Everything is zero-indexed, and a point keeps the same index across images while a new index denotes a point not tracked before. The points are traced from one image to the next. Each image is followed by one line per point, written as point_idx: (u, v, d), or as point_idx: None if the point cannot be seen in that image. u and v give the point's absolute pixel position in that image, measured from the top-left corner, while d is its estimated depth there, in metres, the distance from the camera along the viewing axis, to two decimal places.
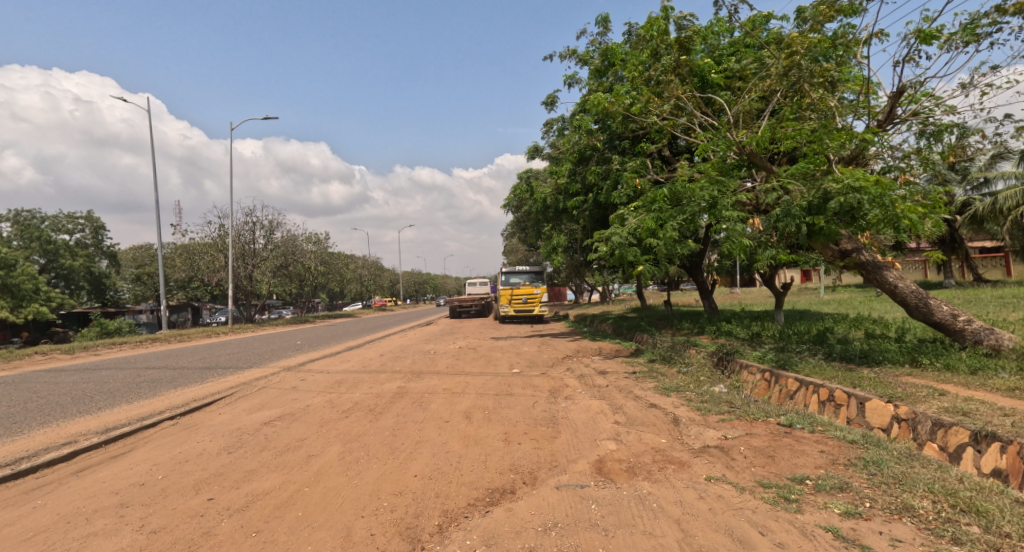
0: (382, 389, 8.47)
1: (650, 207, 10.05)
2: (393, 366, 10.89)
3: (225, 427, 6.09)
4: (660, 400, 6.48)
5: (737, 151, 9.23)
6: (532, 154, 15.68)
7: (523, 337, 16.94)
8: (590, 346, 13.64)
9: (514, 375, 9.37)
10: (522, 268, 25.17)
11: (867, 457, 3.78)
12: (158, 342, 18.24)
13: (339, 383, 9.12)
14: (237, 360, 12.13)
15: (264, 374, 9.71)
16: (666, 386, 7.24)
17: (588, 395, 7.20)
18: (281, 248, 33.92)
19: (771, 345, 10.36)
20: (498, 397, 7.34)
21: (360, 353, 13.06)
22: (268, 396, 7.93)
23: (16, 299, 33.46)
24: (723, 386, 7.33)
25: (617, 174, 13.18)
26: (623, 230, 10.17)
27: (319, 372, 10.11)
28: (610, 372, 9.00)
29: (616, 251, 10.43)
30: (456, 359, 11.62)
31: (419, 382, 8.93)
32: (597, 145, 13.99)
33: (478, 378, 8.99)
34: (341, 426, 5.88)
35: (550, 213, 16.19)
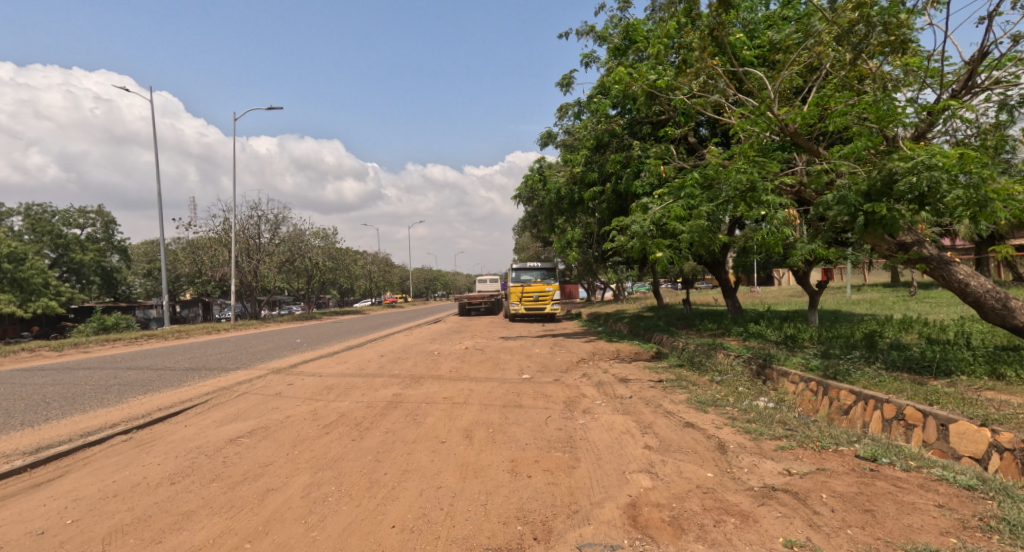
0: (375, 396, 7.55)
1: (677, 194, 9.03)
2: (392, 369, 9.99)
3: (183, 443, 5.21)
4: (697, 417, 5.48)
5: (779, 130, 8.19)
6: (545, 141, 14.69)
7: (535, 337, 16.00)
8: (608, 347, 12.65)
9: (524, 381, 8.42)
10: (533, 265, 24.15)
11: (1008, 518, 2.76)
12: (155, 339, 17.53)
13: (330, 389, 8.23)
14: (227, 360, 11.30)
15: (249, 377, 8.85)
16: (701, 399, 6.23)
17: (609, 409, 6.22)
18: (288, 243, 33.26)
19: (811, 349, 9.28)
20: (505, 409, 6.39)
21: (360, 354, 12.17)
22: (246, 404, 7.05)
23: (25, 294, 33.23)
24: (767, 400, 6.30)
25: (639, 161, 12.21)
26: (647, 220, 9.16)
27: (311, 375, 9.23)
28: (632, 379, 8.01)
29: (638, 244, 9.42)
30: (461, 362, 10.68)
31: (418, 389, 8.00)
32: (616, 131, 13.02)
33: (484, 385, 8.06)
34: (317, 446, 4.96)
35: (564, 205, 15.17)
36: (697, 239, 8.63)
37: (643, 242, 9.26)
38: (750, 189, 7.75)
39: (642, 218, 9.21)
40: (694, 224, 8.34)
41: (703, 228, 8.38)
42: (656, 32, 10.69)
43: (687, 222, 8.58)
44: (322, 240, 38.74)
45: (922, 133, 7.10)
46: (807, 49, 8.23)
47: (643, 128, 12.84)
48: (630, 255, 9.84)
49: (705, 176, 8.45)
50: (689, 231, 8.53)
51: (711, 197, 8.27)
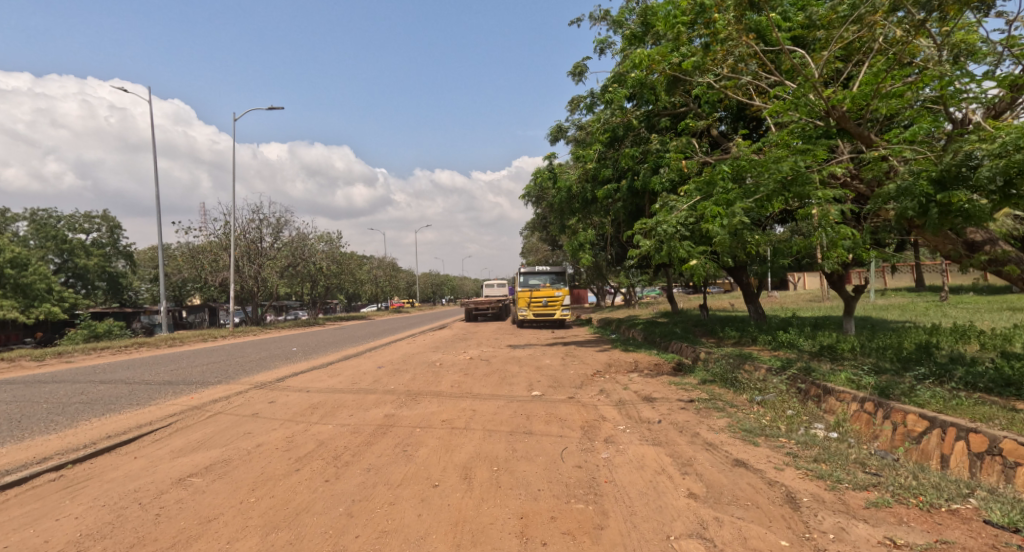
0: (365, 419, 6.59)
1: (706, 189, 8.05)
2: (388, 383, 9.05)
3: (121, 484, 4.27)
4: (747, 453, 4.49)
5: (823, 114, 7.20)
6: (555, 135, 13.74)
7: (544, 345, 15.03)
8: (624, 358, 11.60)
9: (534, 398, 7.47)
10: (541, 270, 23.39)
11: None
12: (145, 347, 16.71)
13: (315, 408, 7.31)
14: (210, 372, 10.38)
15: (227, 393, 7.94)
16: (746, 427, 5.25)
17: (635, 438, 5.24)
18: (290, 247, 32.49)
19: (856, 362, 8.27)
20: (512, 437, 5.44)
21: (355, 366, 11.22)
22: (214, 428, 6.12)
23: (27, 299, 32.62)
24: (824, 427, 5.29)
25: (658, 156, 11.27)
26: (673, 219, 8.21)
27: (297, 392, 8.30)
28: (658, 397, 7.03)
29: (662, 246, 8.43)
30: (463, 376, 9.70)
31: (414, 409, 7.04)
32: (632, 123, 12.10)
33: (488, 405, 7.10)
34: (281, 490, 4.02)
35: (577, 204, 13.98)
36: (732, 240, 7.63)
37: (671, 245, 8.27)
38: (796, 179, 6.80)
39: (669, 217, 8.24)
40: (729, 224, 7.37)
41: (741, 227, 7.35)
42: (678, 12, 9.77)
43: (721, 221, 7.61)
44: (326, 245, 38.04)
45: (999, 112, 6.15)
46: (853, 22, 7.29)
47: (661, 121, 11.94)
48: (653, 259, 8.83)
49: (741, 167, 7.48)
50: (723, 231, 7.54)
51: (747, 192, 7.30)
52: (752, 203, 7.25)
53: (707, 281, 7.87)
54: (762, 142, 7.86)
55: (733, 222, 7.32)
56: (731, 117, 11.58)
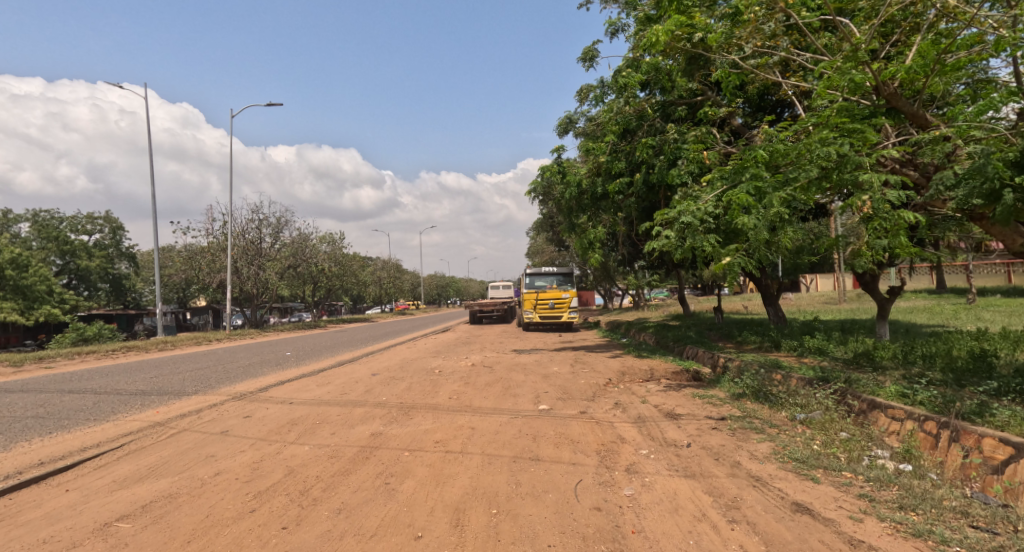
0: (349, 439, 5.77)
1: (736, 177, 7.15)
2: (380, 394, 8.23)
3: (33, 531, 3.46)
4: (806, 493, 3.60)
5: (871, 91, 6.34)
6: (564, 127, 12.91)
7: (551, 350, 14.20)
8: (639, 366, 10.74)
9: (541, 414, 6.63)
10: (548, 271, 22.56)
11: None
12: (135, 351, 16.00)
13: (295, 423, 6.49)
14: (191, 381, 9.58)
15: (200, 406, 7.14)
16: (795, 455, 4.36)
17: (664, 470, 4.39)
18: (291, 247, 31.78)
19: (902, 372, 7.38)
20: (516, 466, 4.59)
21: (348, 374, 10.42)
22: (174, 449, 5.32)
23: (27, 301, 32.08)
24: (887, 454, 4.40)
25: (674, 147, 10.48)
26: (697, 210, 7.29)
27: (278, 405, 7.49)
28: (682, 414, 6.17)
29: (686, 242, 7.53)
30: (464, 385, 8.88)
31: (405, 427, 6.20)
32: (647, 113, 11.28)
33: (490, 422, 6.27)
34: (223, 543, 3.19)
35: (586, 200, 13.12)
36: (766, 232, 6.74)
37: (695, 240, 7.37)
38: (842, 162, 5.92)
39: (692, 207, 7.34)
40: (765, 215, 6.47)
41: (777, 218, 6.46)
42: None
43: (755, 213, 6.71)
44: (328, 246, 37.39)
45: None
46: None
47: (677, 110, 11.16)
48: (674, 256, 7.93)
49: (776, 151, 6.59)
50: (757, 224, 6.63)
51: (785, 180, 6.42)
52: (787, 194, 6.36)
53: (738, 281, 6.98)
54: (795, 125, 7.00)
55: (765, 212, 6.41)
56: (751, 106, 10.91)
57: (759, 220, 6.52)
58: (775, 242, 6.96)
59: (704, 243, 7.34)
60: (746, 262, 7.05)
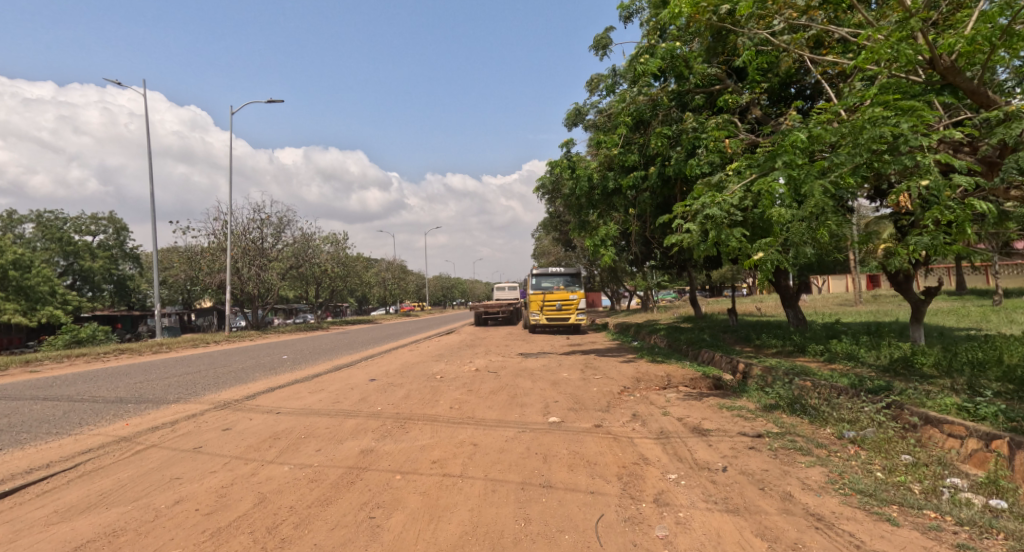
0: (335, 457, 5.11)
1: (768, 164, 6.40)
2: (376, 403, 7.58)
3: None
4: (886, 541, 2.91)
5: (925, 66, 5.62)
6: (574, 119, 12.20)
7: (560, 354, 13.53)
8: (655, 372, 10.03)
9: (552, 428, 5.95)
10: (555, 271, 21.88)
11: None
12: (128, 354, 15.39)
13: (278, 437, 5.84)
14: (175, 387, 8.95)
15: (177, 417, 6.50)
16: (858, 485, 3.64)
17: (700, 502, 3.70)
18: (294, 247, 31.25)
19: (951, 381, 6.65)
20: (525, 496, 3.91)
21: (344, 380, 9.79)
22: (136, 469, 4.69)
23: (30, 302, 31.69)
24: (966, 483, 3.68)
25: (693, 138, 9.82)
26: (723, 202, 6.54)
27: (264, 415, 6.84)
28: (711, 429, 5.49)
29: (711, 237, 6.75)
30: (466, 393, 8.23)
31: (400, 444, 5.54)
32: (662, 102, 10.59)
33: (495, 437, 5.61)
34: None
35: (597, 196, 12.41)
36: (805, 225, 6.01)
37: (721, 235, 6.63)
38: (898, 144, 5.30)
39: (717, 198, 6.60)
40: (806, 207, 5.73)
41: (819, 210, 5.73)
42: None
43: (791, 203, 5.98)
44: (332, 246, 36.87)
45: None
46: None
47: (694, 99, 10.48)
48: (697, 253, 7.18)
49: (814, 135, 5.93)
50: (796, 215, 5.91)
51: (828, 168, 5.71)
52: (831, 180, 5.71)
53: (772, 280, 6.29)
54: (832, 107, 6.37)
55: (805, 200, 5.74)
56: (773, 96, 10.30)
57: (797, 211, 5.85)
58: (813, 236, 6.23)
59: (731, 238, 6.60)
60: (779, 258, 6.36)
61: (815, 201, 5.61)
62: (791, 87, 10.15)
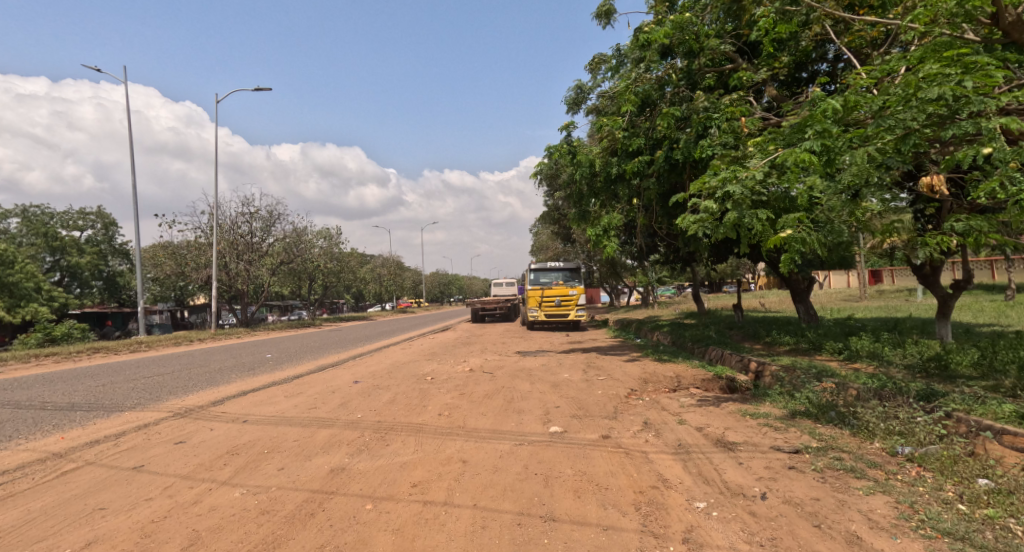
0: (298, 478, 4.35)
1: (798, 136, 5.60)
2: (356, 410, 6.81)
3: None
4: None
5: (982, 23, 4.93)
6: (575, 102, 11.40)
7: (560, 352, 12.81)
8: (662, 372, 9.28)
9: (553, 441, 5.19)
10: (554, 266, 21.15)
11: None
12: (103, 353, 14.55)
13: (237, 451, 5.07)
14: (137, 391, 8.14)
15: (126, 427, 5.71)
16: (941, 525, 2.90)
17: (741, 545, 2.94)
18: (285, 242, 30.40)
19: (1000, 384, 5.93)
20: (521, 535, 3.15)
21: (326, 382, 9.04)
22: (54, 496, 3.91)
23: (14, 299, 30.66)
24: None
25: (704, 117, 9.05)
26: (746, 178, 5.72)
27: (227, 425, 6.07)
28: (738, 442, 4.74)
29: (731, 219, 5.83)
30: (458, 397, 7.47)
31: (378, 461, 4.77)
32: (670, 80, 9.82)
33: (488, 453, 4.85)
34: None
35: (599, 184, 11.54)
36: (846, 201, 5.12)
37: (740, 214, 5.71)
38: (958, 107, 4.61)
39: (740, 173, 5.78)
40: (846, 179, 4.90)
41: (862, 182, 4.90)
42: None
43: (828, 178, 5.17)
44: (324, 241, 36.01)
45: None
46: None
47: (705, 78, 9.75)
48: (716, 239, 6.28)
49: (851, 102, 5.25)
50: (834, 191, 5.05)
51: (872, 136, 4.94)
52: (876, 150, 4.94)
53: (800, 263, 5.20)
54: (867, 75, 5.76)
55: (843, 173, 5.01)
56: (787, 77, 9.66)
57: (834, 186, 5.06)
58: (853, 218, 5.24)
59: (754, 218, 5.66)
60: (808, 237, 5.19)
61: (855, 172, 4.84)
62: (807, 65, 9.51)
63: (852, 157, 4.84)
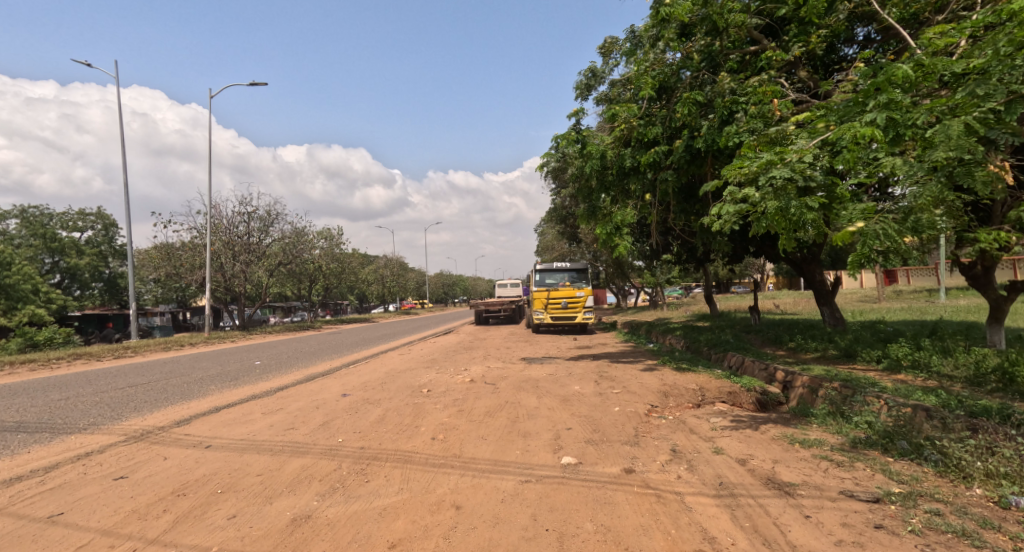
0: (249, 532, 3.49)
1: (856, 109, 4.66)
2: (338, 432, 5.94)
3: None
4: None
5: None
6: (586, 88, 10.52)
7: (568, 359, 11.93)
8: (683, 384, 8.37)
9: (568, 478, 4.29)
10: (560, 266, 20.32)
11: None
12: (83, 360, 13.71)
13: (187, 489, 4.21)
14: (98, 407, 7.27)
15: (63, 458, 4.86)
16: None
17: None
18: (283, 243, 29.60)
19: None
20: None
21: (312, 395, 8.17)
22: None
23: (11, 301, 29.29)
24: None
25: (729, 100, 8.12)
26: (794, 159, 4.71)
27: (184, 452, 5.20)
28: (797, 483, 3.84)
29: (776, 213, 4.74)
30: (456, 415, 6.61)
31: (351, 506, 3.90)
32: (692, 60, 8.89)
33: (488, 497, 3.97)
34: None
35: (611, 177, 10.56)
36: (937, 184, 4.02)
37: (786, 203, 4.65)
38: None
39: (786, 154, 4.78)
40: (940, 154, 3.90)
41: (959, 157, 3.89)
42: None
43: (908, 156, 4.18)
44: (325, 241, 35.24)
45: None
46: None
47: (730, 59, 8.86)
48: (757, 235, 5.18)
49: (923, 68, 4.43)
50: (921, 169, 4.03)
51: (965, 102, 4.08)
52: (971, 120, 4.03)
53: (872, 258, 4.15)
54: (923, 43, 5.06)
55: (926, 149, 4.11)
56: (816, 62, 8.85)
57: (919, 163, 4.08)
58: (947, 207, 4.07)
59: (804, 207, 4.61)
60: (886, 230, 4.08)
61: (950, 147, 3.86)
62: (838, 47, 8.75)
63: (942, 130, 3.98)
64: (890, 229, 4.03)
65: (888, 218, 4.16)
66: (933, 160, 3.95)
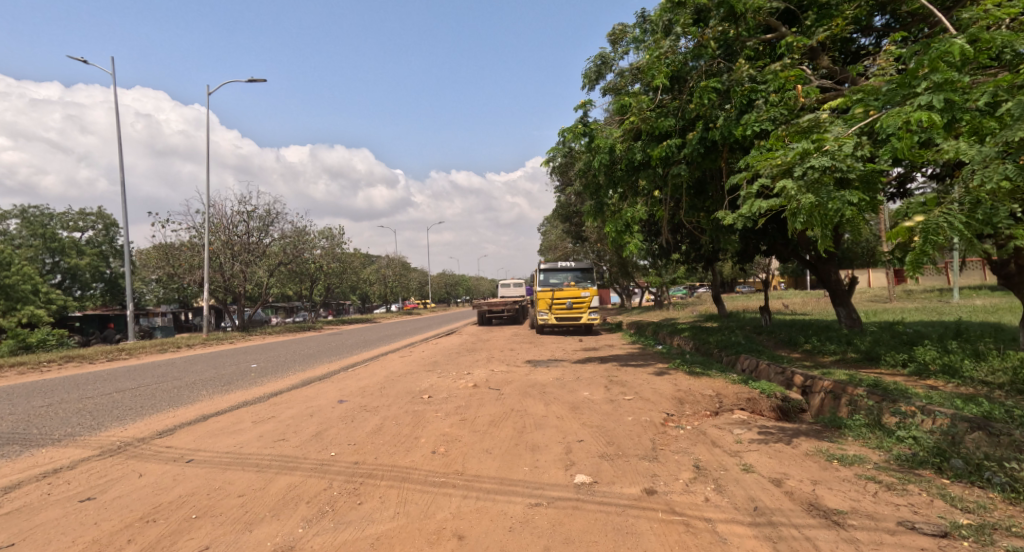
0: None
1: (901, 92, 4.21)
2: (331, 444, 5.51)
3: None
4: None
5: None
6: (594, 79, 10.08)
7: (575, 362, 11.48)
8: (699, 390, 7.91)
9: (583, 502, 3.84)
10: (564, 265, 19.88)
11: None
12: (75, 363, 13.32)
13: (158, 513, 3.77)
14: (78, 415, 6.84)
15: (27, 476, 4.42)
16: None
17: None
18: (284, 243, 29.21)
19: None
20: None
21: (306, 402, 7.74)
22: None
23: (10, 301, 28.96)
24: None
25: (748, 89, 7.67)
26: (834, 147, 4.25)
27: (161, 468, 4.76)
28: (845, 510, 3.38)
29: (814, 208, 4.25)
30: (458, 424, 6.17)
31: (341, 536, 3.46)
32: (707, 48, 8.46)
33: (494, 525, 3.52)
34: None
35: (620, 172, 10.10)
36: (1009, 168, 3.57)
37: (823, 198, 4.18)
38: None
39: (824, 143, 4.32)
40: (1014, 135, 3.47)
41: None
42: None
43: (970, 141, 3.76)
44: (325, 241, 34.81)
45: None
46: None
47: (747, 46, 8.43)
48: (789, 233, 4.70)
49: (979, 44, 4.00)
50: (990, 153, 3.61)
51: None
52: None
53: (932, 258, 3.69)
54: (967, 21, 4.67)
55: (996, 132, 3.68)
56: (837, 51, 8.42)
57: (987, 147, 3.66)
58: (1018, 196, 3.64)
59: (844, 203, 4.15)
60: (953, 222, 3.62)
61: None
62: (856, 36, 8.33)
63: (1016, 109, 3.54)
64: (956, 221, 3.57)
65: (952, 210, 3.72)
66: (1007, 142, 3.52)
